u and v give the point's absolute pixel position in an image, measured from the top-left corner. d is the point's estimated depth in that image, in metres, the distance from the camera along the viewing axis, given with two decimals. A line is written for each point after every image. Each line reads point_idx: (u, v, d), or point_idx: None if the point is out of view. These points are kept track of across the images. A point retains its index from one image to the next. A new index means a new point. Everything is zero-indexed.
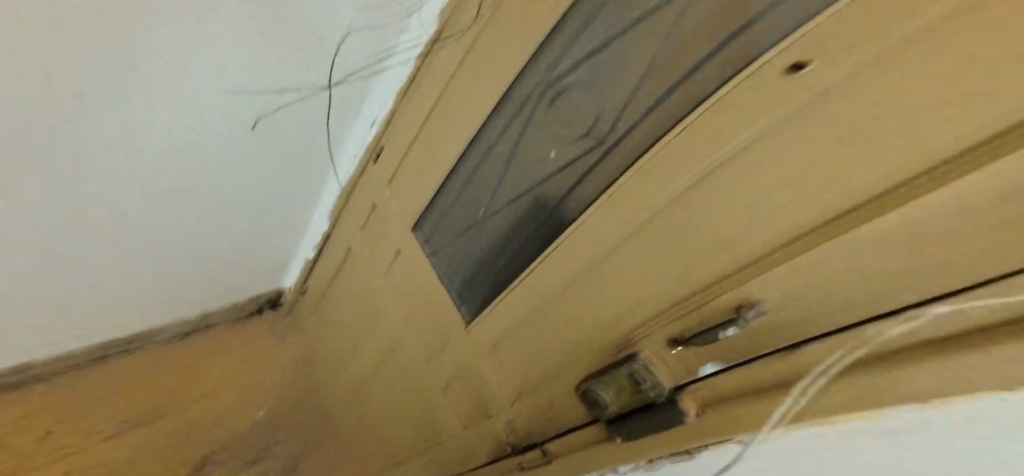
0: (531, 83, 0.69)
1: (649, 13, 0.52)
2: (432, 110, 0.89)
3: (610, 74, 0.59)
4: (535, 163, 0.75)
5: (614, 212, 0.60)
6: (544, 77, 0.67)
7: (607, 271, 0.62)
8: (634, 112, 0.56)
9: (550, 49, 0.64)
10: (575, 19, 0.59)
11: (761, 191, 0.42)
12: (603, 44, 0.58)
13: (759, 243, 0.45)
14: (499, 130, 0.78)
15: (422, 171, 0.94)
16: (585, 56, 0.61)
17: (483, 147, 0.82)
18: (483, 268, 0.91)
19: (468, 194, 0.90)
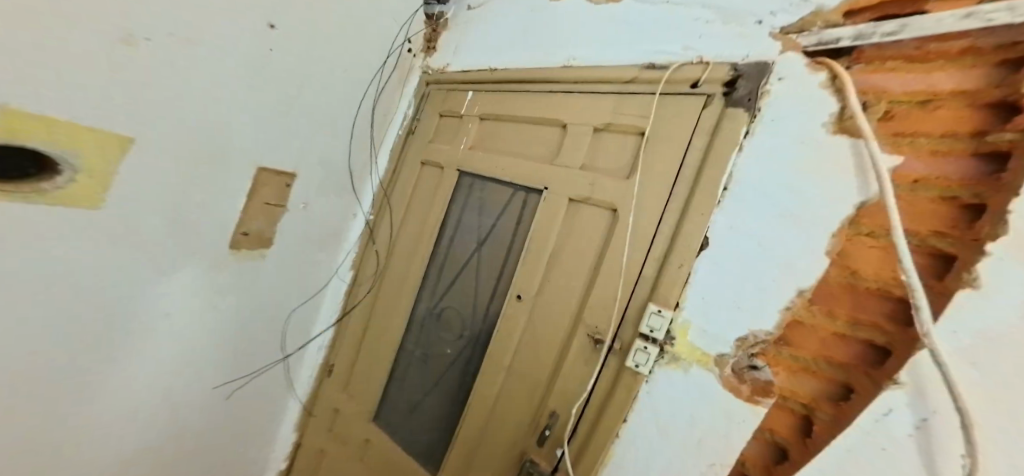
0: (419, 310, 1.08)
1: (464, 267, 0.97)
2: (363, 336, 1.23)
3: (458, 299, 0.99)
4: (436, 362, 1.04)
5: (487, 384, 0.90)
6: (422, 307, 1.07)
7: (491, 417, 0.89)
8: (478, 319, 0.94)
9: (425, 290, 1.06)
10: (432, 270, 1.04)
11: (539, 346, 0.81)
12: (449, 284, 1.01)
13: (552, 373, 0.79)
14: (407, 340, 1.11)
15: (366, 377, 1.21)
16: (443, 292, 1.02)
17: (401, 357, 1.13)
18: (421, 459, 1.05)
19: (400, 395, 1.14)
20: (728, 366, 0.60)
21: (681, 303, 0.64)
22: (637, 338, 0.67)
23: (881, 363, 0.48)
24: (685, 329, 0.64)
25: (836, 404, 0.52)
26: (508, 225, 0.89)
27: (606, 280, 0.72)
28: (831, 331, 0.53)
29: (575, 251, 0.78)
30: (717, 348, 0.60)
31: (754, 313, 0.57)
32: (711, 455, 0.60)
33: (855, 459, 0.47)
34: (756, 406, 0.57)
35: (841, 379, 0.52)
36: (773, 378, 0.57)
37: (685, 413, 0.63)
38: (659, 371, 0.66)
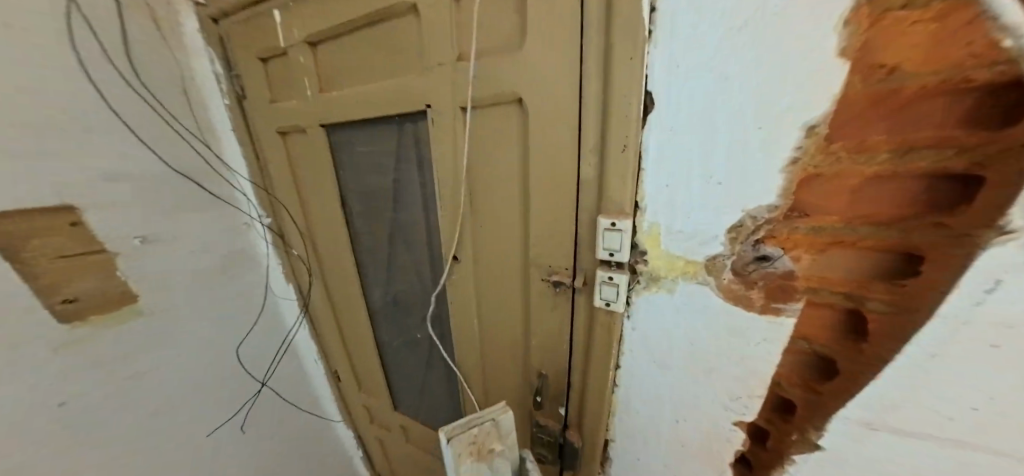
0: (377, 305, 0.94)
1: (395, 243, 0.79)
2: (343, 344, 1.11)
3: (407, 280, 0.83)
4: (419, 348, 0.93)
5: (470, 362, 0.77)
6: (379, 301, 0.92)
7: (483, 391, 0.77)
8: (434, 295, 0.80)
9: (372, 280, 0.90)
10: (367, 259, 0.86)
11: (501, 306, 0.66)
12: (391, 267, 0.84)
13: (525, 333, 0.65)
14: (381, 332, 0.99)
15: (366, 380, 1.13)
16: (389, 278, 0.86)
17: (386, 353, 1.03)
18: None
19: (405, 386, 1.06)
20: (724, 270, 0.42)
21: (641, 201, 0.45)
22: (599, 268, 0.49)
23: (960, 206, 0.29)
24: (655, 232, 0.45)
25: (893, 288, 0.34)
26: (415, 176, 0.68)
27: (543, 204, 0.53)
28: (867, 177, 0.33)
29: (498, 178, 0.57)
30: (702, 250, 0.43)
31: (736, 183, 0.38)
32: (726, 385, 0.46)
33: (937, 357, 0.33)
34: (776, 318, 0.40)
35: (895, 247, 0.33)
36: (791, 266, 0.39)
37: (680, 348, 0.48)
38: (637, 300, 0.49)
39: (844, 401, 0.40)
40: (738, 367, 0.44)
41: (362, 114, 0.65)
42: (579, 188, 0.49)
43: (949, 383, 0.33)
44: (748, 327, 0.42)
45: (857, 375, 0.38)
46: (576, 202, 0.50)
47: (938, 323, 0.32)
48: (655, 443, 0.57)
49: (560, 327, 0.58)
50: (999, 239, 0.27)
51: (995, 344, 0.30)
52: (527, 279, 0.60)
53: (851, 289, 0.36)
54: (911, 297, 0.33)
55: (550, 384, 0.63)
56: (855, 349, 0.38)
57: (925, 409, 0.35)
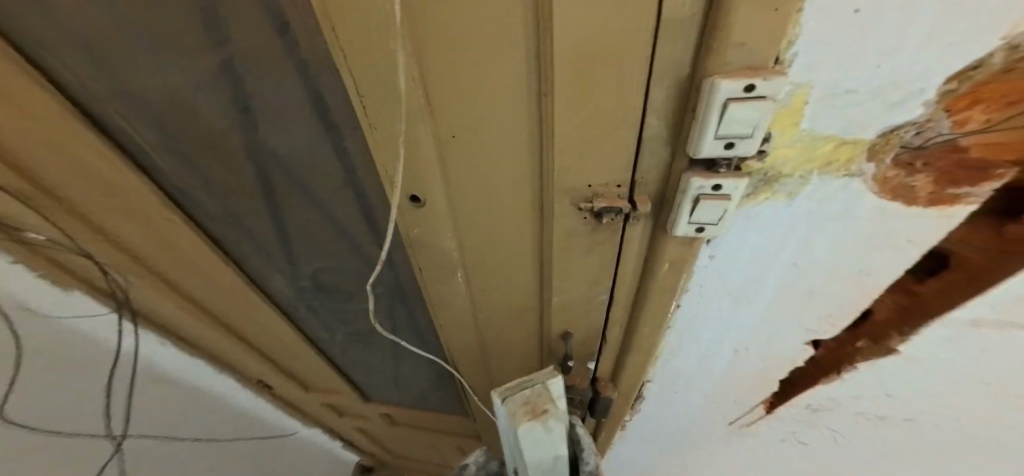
0: (287, 283, 0.63)
1: (287, 189, 0.46)
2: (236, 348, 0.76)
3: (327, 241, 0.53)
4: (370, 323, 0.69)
5: (456, 342, 0.57)
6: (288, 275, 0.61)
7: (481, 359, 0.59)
8: (377, 260, 0.52)
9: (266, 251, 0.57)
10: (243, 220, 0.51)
11: (497, 264, 0.44)
12: (292, 227, 0.52)
13: (539, 290, 0.45)
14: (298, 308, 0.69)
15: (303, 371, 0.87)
16: (296, 241, 0.55)
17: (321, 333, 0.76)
18: (434, 385, 0.87)
19: (363, 359, 0.85)
20: (897, 147, 0.28)
21: (782, 54, 0.22)
22: (690, 173, 0.30)
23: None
24: (795, 103, 0.25)
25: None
26: (272, 57, 0.32)
27: (574, 90, 0.27)
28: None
29: (449, 49, 0.26)
30: (881, 119, 0.26)
31: (1021, 7, 0.17)
32: (826, 289, 0.39)
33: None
34: (940, 206, 0.31)
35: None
36: (969, 130, 0.27)
37: (783, 262, 0.37)
38: (736, 212, 0.33)
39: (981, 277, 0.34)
40: (860, 270, 0.36)
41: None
42: (654, 45, 0.24)
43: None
44: (896, 221, 0.32)
45: (988, 263, 0.34)
46: (648, 78, 0.26)
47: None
48: (704, 359, 0.51)
49: (600, 273, 0.40)
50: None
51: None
52: (545, 219, 0.38)
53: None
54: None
55: (579, 337, 0.48)
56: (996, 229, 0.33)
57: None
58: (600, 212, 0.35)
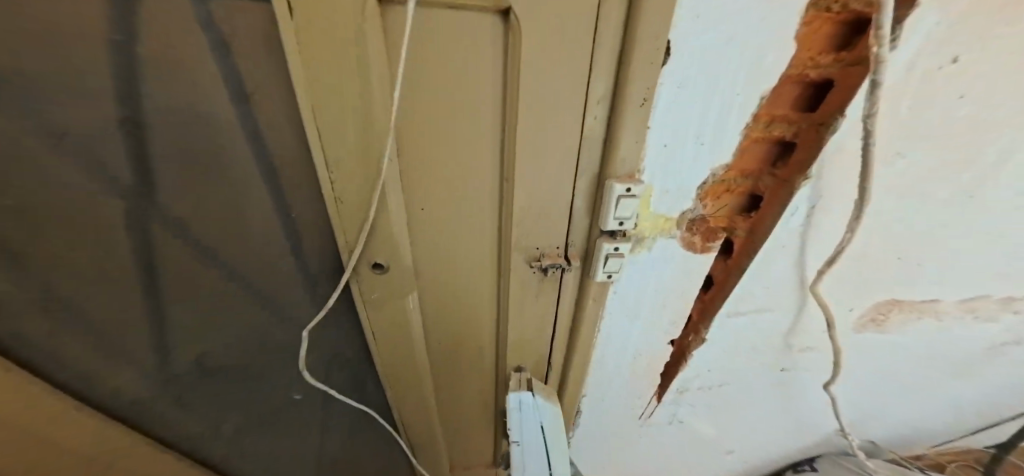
0: (145, 381, 0.46)
1: (192, 262, 0.37)
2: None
3: (238, 317, 0.44)
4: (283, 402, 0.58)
5: (409, 401, 0.57)
6: (154, 374, 0.46)
7: (433, 409, 0.60)
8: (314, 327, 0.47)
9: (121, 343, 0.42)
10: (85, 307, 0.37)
11: (458, 313, 0.49)
12: (183, 307, 0.40)
13: (495, 327, 0.52)
14: (167, 420, 0.52)
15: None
16: (188, 333, 0.43)
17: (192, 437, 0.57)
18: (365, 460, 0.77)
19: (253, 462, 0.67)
20: (687, 222, 0.46)
21: (640, 167, 0.40)
22: (601, 239, 0.43)
23: (784, 158, 0.47)
24: (646, 196, 0.43)
25: (747, 217, 0.51)
26: (223, 119, 0.29)
27: (533, 168, 0.38)
28: (753, 139, 0.44)
29: (444, 131, 0.35)
30: (683, 203, 0.45)
31: (713, 144, 0.41)
32: (670, 312, 0.55)
33: (768, 258, 0.52)
34: (708, 254, 0.50)
35: (748, 189, 0.50)
36: (709, 212, 0.48)
37: (648, 294, 0.51)
38: (628, 263, 0.47)
39: (723, 294, 0.57)
40: (681, 297, 0.53)
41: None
42: (578, 149, 0.38)
43: (771, 275, 0.55)
44: (695, 266, 0.50)
45: (726, 282, 0.56)
46: (576, 169, 0.39)
47: (774, 236, 0.50)
48: (614, 379, 0.63)
49: (546, 311, 0.50)
50: (807, 179, 0.44)
51: (786, 243, 0.50)
52: (504, 272, 0.45)
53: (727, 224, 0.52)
54: (758, 222, 0.50)
55: (528, 369, 0.56)
56: (724, 264, 0.56)
57: (756, 292, 0.57)
58: (542, 267, 0.44)
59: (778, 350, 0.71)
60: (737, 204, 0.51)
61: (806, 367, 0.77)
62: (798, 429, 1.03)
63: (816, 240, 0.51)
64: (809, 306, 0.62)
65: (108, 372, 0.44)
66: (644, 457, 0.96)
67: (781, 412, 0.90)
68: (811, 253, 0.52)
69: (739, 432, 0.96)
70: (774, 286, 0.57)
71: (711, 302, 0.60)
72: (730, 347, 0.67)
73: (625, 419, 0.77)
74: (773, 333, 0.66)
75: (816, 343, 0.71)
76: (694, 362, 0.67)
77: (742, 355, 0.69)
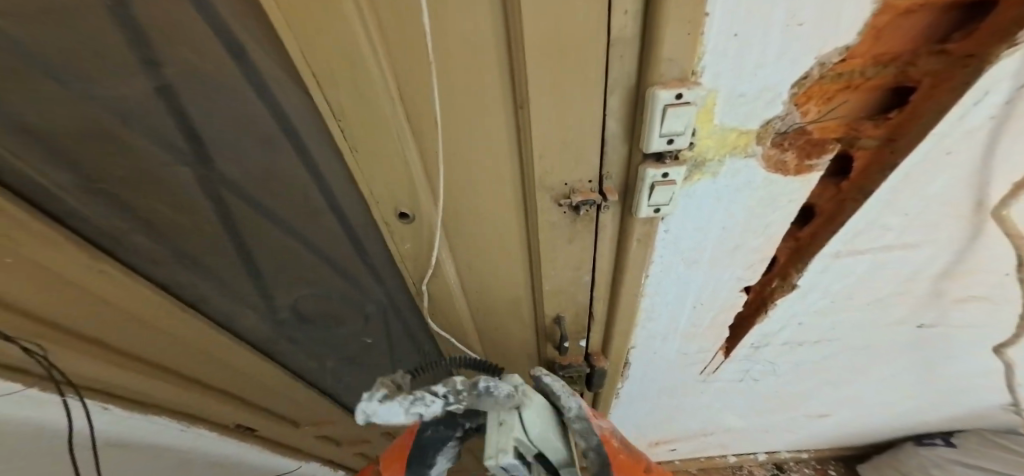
0: (258, 322, 0.58)
1: (253, 219, 0.42)
2: (212, 393, 0.69)
3: (297, 265, 0.49)
4: (360, 344, 0.68)
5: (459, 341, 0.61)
6: (261, 315, 0.56)
7: (486, 349, 0.64)
8: (365, 275, 0.52)
9: (230, 297, 0.51)
10: (196, 262, 0.46)
11: (491, 259, 0.48)
12: (263, 261, 0.48)
13: (530, 276, 0.50)
14: (285, 348, 0.66)
15: (263, 418, 0.84)
16: (272, 280, 0.51)
17: (302, 364, 0.72)
18: None
19: (348, 380, 0.82)
20: (771, 135, 0.36)
21: (697, 67, 0.30)
22: (645, 165, 0.36)
23: (971, 24, 0.30)
24: (707, 105, 0.33)
25: (883, 123, 0.38)
26: (232, 79, 0.30)
27: (551, 92, 0.31)
28: (898, 11, 0.29)
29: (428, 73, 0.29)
30: (759, 115, 0.34)
31: (824, 21, 0.27)
32: (748, 254, 0.47)
33: (910, 177, 0.38)
34: (807, 175, 0.39)
35: (890, 80, 0.35)
36: (805, 120, 0.37)
37: (714, 232, 0.44)
38: (682, 195, 0.39)
39: (832, 229, 0.45)
40: (763, 233, 0.45)
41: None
42: (607, 61, 0.29)
43: (913, 199, 0.40)
44: (780, 193, 0.41)
45: (838, 214, 0.44)
46: (605, 82, 0.31)
47: (927, 149, 0.35)
48: (668, 330, 0.58)
49: (584, 255, 0.46)
50: (1011, 50, 0.26)
51: (956, 151, 0.35)
52: (530, 213, 0.42)
53: (847, 132, 0.39)
54: (899, 126, 0.36)
55: (570, 315, 0.54)
56: (835, 190, 0.44)
57: (884, 225, 0.44)
58: (574, 206, 0.40)
59: (920, 286, 0.53)
60: (865, 103, 0.37)
61: (962, 323, 0.59)
62: (935, 397, 0.83)
63: (1013, 139, 0.34)
64: (978, 241, 0.45)
65: (233, 318, 0.55)
66: (711, 412, 0.89)
67: (906, 373, 0.73)
68: (996, 161, 0.36)
69: (841, 395, 0.82)
70: (917, 214, 0.42)
71: (809, 241, 0.49)
72: (835, 295, 0.54)
73: (686, 374, 0.71)
74: (902, 271, 0.51)
75: (994, 291, 0.52)
76: (779, 311, 0.56)
77: (853, 304, 0.56)
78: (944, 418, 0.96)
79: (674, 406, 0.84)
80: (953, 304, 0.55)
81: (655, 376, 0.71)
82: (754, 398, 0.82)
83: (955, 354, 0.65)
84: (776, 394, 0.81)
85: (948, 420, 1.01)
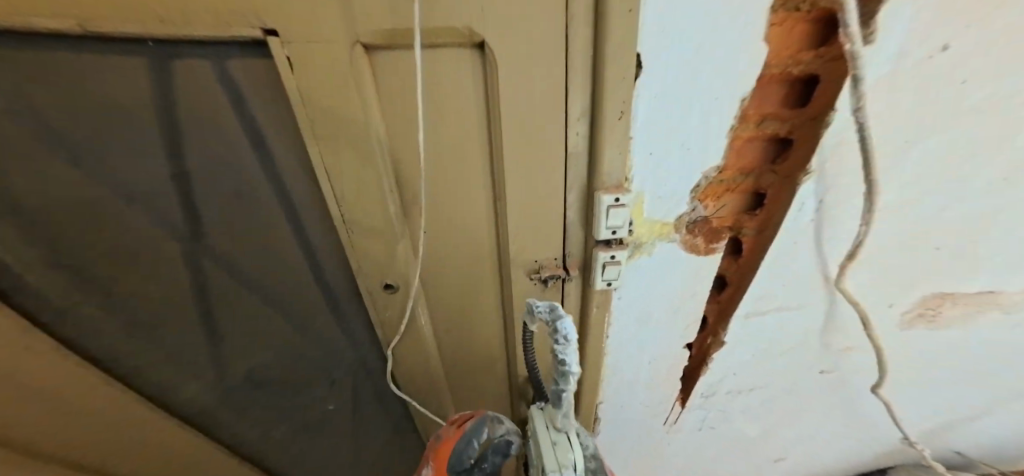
0: (204, 390, 0.53)
1: (233, 291, 0.43)
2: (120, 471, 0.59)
3: (263, 331, 0.48)
4: (317, 414, 0.63)
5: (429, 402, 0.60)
6: (209, 381, 0.52)
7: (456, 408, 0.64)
8: (337, 343, 0.52)
9: (182, 361, 0.49)
10: (155, 323, 0.45)
11: (466, 323, 0.52)
12: (226, 327, 0.46)
13: (502, 333, 0.55)
14: (227, 421, 0.60)
15: None
16: (232, 344, 0.48)
17: (243, 440, 0.65)
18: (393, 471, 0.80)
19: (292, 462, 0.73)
20: (684, 225, 0.47)
21: (628, 177, 0.41)
22: (598, 249, 0.45)
23: (784, 154, 0.46)
24: (638, 204, 0.44)
25: (754, 216, 0.51)
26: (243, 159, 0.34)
27: (523, 184, 0.39)
28: (743, 140, 0.43)
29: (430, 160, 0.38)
30: (676, 211, 0.46)
31: (707, 148, 0.40)
32: (684, 315, 0.56)
33: (783, 255, 0.51)
34: (713, 254, 0.51)
35: (749, 188, 0.49)
36: (705, 213, 0.49)
37: (654, 300, 0.53)
38: (627, 270, 0.49)
39: (740, 294, 0.57)
40: (692, 300, 0.55)
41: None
42: (565, 163, 0.39)
43: (790, 273, 0.54)
44: (700, 267, 0.52)
45: (742, 282, 0.56)
46: (566, 182, 0.40)
47: (785, 230, 0.48)
48: (627, 385, 0.63)
49: (551, 320, 0.52)
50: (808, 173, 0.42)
51: (804, 239, 0.49)
52: (505, 283, 0.48)
53: (733, 223, 0.52)
54: (765, 219, 0.50)
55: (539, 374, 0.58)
56: (736, 264, 0.56)
57: (776, 292, 0.56)
58: (541, 280, 0.47)
59: (815, 338, 0.65)
60: (738, 203, 0.51)
61: (852, 369, 0.71)
62: (853, 440, 0.94)
63: (837, 231, 0.48)
64: (843, 304, 0.59)
65: (178, 386, 0.52)
66: (671, 467, 0.92)
67: (825, 417, 0.84)
68: (832, 247, 0.50)
69: (779, 441, 0.90)
70: (795, 284, 0.55)
71: (727, 304, 0.60)
72: (755, 348, 0.65)
73: (645, 428, 0.75)
74: (799, 327, 0.63)
75: (865, 341, 0.66)
76: (714, 365, 0.65)
77: (770, 355, 0.67)
78: (868, 461, 1.07)
79: (637, 464, 0.86)
80: (841, 353, 0.68)
81: (618, 432, 0.74)
82: (708, 449, 0.87)
83: (855, 395, 0.78)
84: (725, 444, 0.87)
85: (873, 463, 1.12)
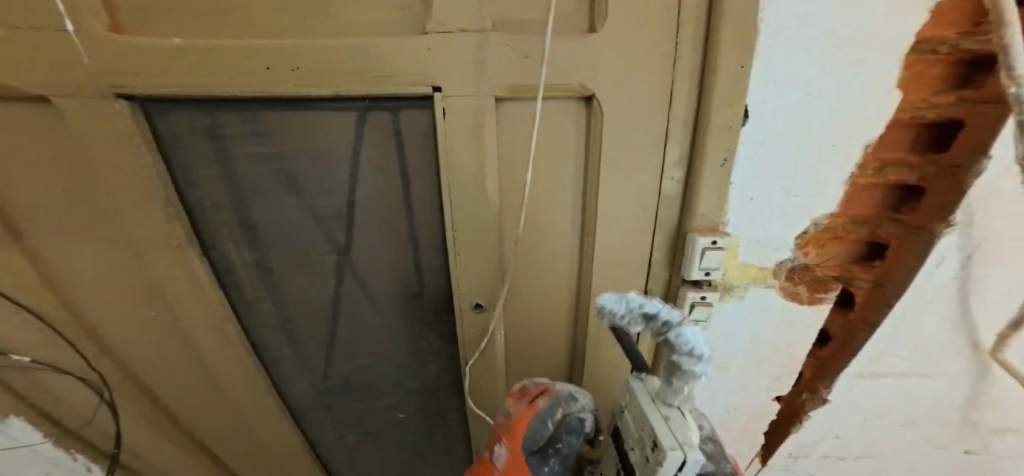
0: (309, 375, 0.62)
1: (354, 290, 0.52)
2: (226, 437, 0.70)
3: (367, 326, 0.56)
4: (391, 417, 0.68)
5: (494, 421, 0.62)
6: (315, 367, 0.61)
7: None
8: (424, 350, 0.58)
9: (302, 348, 0.59)
10: (291, 314, 0.56)
11: (541, 348, 0.55)
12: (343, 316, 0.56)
13: (572, 363, 0.56)
14: (317, 410, 0.67)
15: None
16: (342, 334, 0.57)
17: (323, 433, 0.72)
18: None
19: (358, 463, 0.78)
20: (786, 272, 0.45)
21: (723, 220, 0.42)
22: (685, 288, 0.45)
23: (910, 203, 0.43)
24: (733, 248, 0.44)
25: (870, 267, 0.47)
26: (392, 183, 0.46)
27: (615, 219, 0.43)
28: (860, 185, 0.42)
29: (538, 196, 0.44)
30: (775, 256, 0.44)
31: (813, 196, 0.40)
32: (775, 368, 0.53)
33: (909, 313, 0.46)
34: (818, 306, 0.48)
35: (864, 236, 0.46)
36: (809, 259, 0.46)
37: (742, 345, 0.51)
38: (714, 312, 0.48)
39: (851, 353, 0.51)
40: (787, 351, 0.51)
41: (249, 85, 0.37)
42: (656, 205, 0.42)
43: (914, 334, 0.48)
44: (799, 317, 0.48)
45: (852, 340, 0.51)
46: (655, 222, 0.43)
47: (915, 286, 0.44)
48: None
49: (621, 358, 0.52)
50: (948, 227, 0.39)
51: (936, 299, 0.45)
52: (580, 316, 0.51)
53: (843, 272, 0.49)
54: (884, 272, 0.46)
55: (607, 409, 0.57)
56: (844, 318, 0.51)
57: (895, 354, 0.50)
58: None
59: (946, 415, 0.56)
60: (851, 250, 0.48)
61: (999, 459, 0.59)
62: None
63: (982, 287, 0.43)
64: (987, 375, 0.50)
65: (293, 373, 0.62)
66: None
67: None
68: (974, 305, 0.45)
69: None
70: (923, 347, 0.49)
71: (831, 361, 0.54)
72: (864, 414, 0.57)
73: None
74: (925, 397, 0.54)
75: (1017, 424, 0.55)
76: (809, 424, 0.59)
77: (883, 426, 0.58)
78: None
79: None
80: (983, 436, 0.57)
81: None
82: None
83: None
84: None
85: None
